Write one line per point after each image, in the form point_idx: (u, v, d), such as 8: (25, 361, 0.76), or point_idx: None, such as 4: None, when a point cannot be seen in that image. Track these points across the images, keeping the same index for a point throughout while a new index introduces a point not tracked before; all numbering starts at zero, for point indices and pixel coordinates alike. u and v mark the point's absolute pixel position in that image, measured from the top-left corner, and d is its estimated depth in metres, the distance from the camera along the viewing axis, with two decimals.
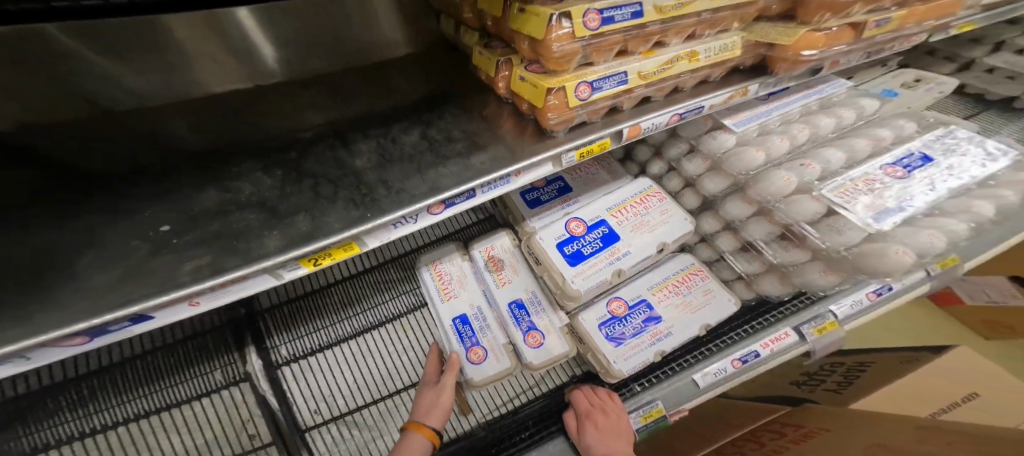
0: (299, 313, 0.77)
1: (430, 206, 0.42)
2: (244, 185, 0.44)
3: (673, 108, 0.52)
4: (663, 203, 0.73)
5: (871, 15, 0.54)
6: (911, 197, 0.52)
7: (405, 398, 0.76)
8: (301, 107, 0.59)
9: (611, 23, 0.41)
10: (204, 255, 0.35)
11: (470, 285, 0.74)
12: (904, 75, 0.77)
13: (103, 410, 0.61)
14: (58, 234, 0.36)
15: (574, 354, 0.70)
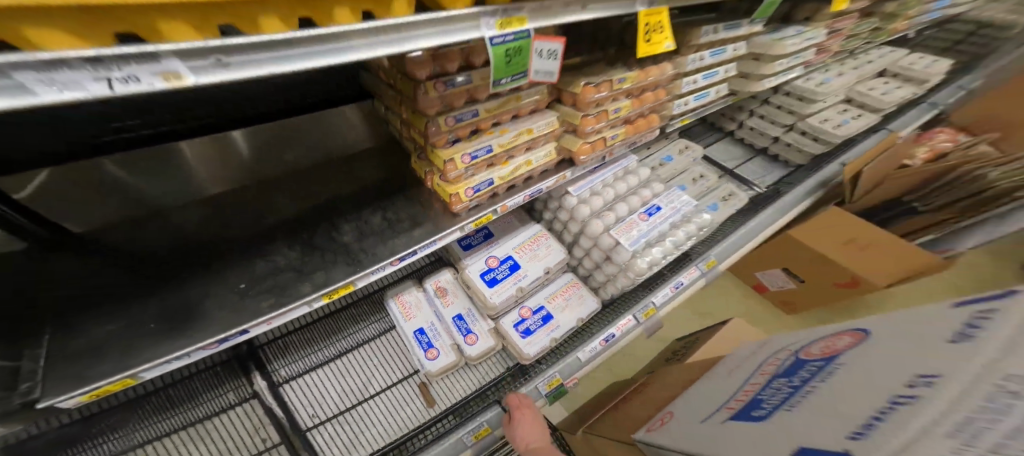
0: (293, 343, 0.98)
1: (390, 262, 0.77)
2: (277, 256, 0.76)
3: (525, 191, 0.91)
4: (548, 240, 1.12)
5: (609, 130, 0.96)
6: (648, 230, 0.99)
7: (383, 399, 0.98)
8: (300, 195, 0.90)
9: (477, 158, 0.79)
10: (271, 298, 0.68)
11: (425, 309, 1.05)
12: (678, 145, 1.29)
13: (136, 432, 0.77)
14: (186, 294, 0.67)
15: (499, 346, 1.03)
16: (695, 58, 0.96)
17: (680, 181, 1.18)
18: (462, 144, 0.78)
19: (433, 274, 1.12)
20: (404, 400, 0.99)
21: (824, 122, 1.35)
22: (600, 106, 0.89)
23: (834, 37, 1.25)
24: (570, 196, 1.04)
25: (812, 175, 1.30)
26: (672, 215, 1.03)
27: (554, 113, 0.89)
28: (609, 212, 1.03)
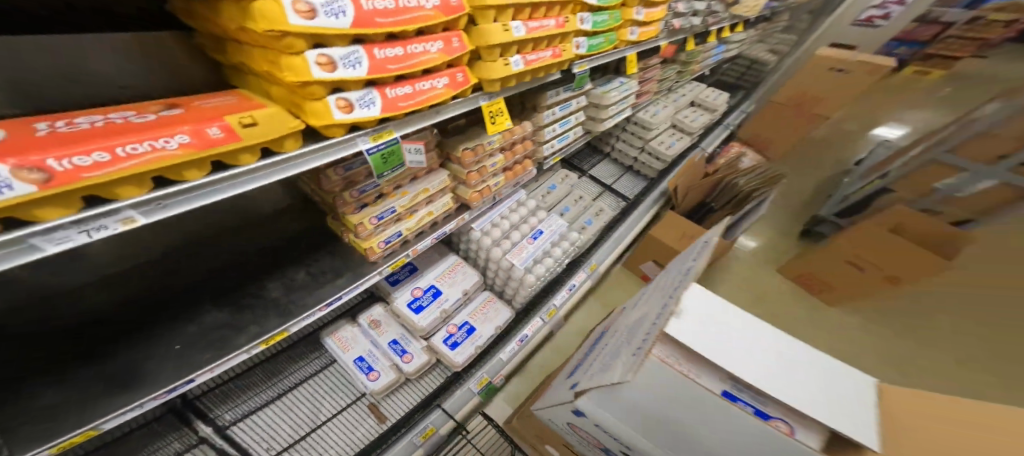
0: (233, 389, 0.98)
1: (318, 308, 0.88)
2: (205, 317, 0.80)
3: (430, 235, 1.13)
4: (463, 268, 1.30)
5: (492, 178, 1.23)
6: (535, 250, 1.28)
7: (336, 422, 1.02)
8: (220, 259, 0.93)
9: (383, 218, 0.98)
10: (208, 353, 0.73)
11: (361, 340, 1.14)
12: (561, 175, 1.65)
13: None
14: (108, 364, 0.66)
15: (433, 360, 1.18)
16: (547, 112, 1.27)
17: (558, 207, 1.52)
18: (368, 210, 0.95)
19: (365, 310, 1.21)
20: (356, 422, 1.04)
21: (660, 145, 1.93)
22: (480, 162, 1.15)
23: (647, 81, 1.71)
24: (473, 229, 1.29)
25: (657, 186, 1.87)
26: (551, 236, 1.33)
27: (444, 172, 1.11)
28: (507, 239, 1.30)
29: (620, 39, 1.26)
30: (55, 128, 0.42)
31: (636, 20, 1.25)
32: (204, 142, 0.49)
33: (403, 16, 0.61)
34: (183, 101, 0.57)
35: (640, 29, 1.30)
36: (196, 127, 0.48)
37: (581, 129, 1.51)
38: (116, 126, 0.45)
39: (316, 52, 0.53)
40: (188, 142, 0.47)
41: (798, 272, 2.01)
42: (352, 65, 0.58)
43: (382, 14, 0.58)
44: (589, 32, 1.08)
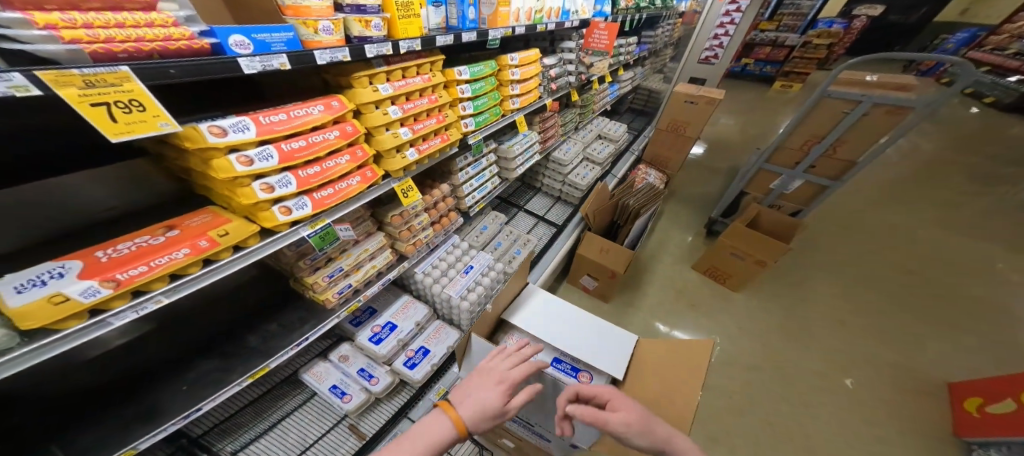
0: (227, 429, 1.14)
1: (289, 349, 1.14)
2: (197, 368, 1.02)
3: (377, 283, 1.42)
4: (412, 304, 1.56)
5: (423, 230, 1.57)
6: (467, 281, 1.59)
7: (321, 443, 1.19)
8: (198, 324, 1.15)
9: (333, 276, 1.25)
10: (206, 393, 0.97)
11: (334, 373, 1.33)
12: (491, 216, 2.02)
13: None
14: (127, 410, 0.90)
15: (396, 379, 1.37)
16: (460, 173, 1.63)
17: (487, 245, 1.88)
18: (320, 271, 1.23)
19: (334, 348, 1.42)
20: (339, 441, 1.22)
21: (577, 177, 2.34)
22: (409, 221, 1.48)
23: (549, 129, 2.11)
24: (415, 274, 1.60)
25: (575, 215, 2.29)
26: (480, 269, 1.66)
27: (380, 234, 1.42)
28: (444, 276, 1.62)
29: (505, 108, 1.66)
30: (108, 253, 0.72)
31: (513, 94, 1.65)
32: (198, 250, 0.79)
33: (313, 148, 0.96)
34: (178, 221, 0.85)
35: (519, 98, 1.70)
36: (192, 243, 0.79)
37: (498, 177, 1.88)
38: (143, 247, 0.74)
39: (259, 184, 0.87)
40: (189, 252, 0.77)
41: (705, 266, 2.59)
42: (284, 185, 0.92)
43: (295, 150, 0.93)
44: (472, 114, 1.50)
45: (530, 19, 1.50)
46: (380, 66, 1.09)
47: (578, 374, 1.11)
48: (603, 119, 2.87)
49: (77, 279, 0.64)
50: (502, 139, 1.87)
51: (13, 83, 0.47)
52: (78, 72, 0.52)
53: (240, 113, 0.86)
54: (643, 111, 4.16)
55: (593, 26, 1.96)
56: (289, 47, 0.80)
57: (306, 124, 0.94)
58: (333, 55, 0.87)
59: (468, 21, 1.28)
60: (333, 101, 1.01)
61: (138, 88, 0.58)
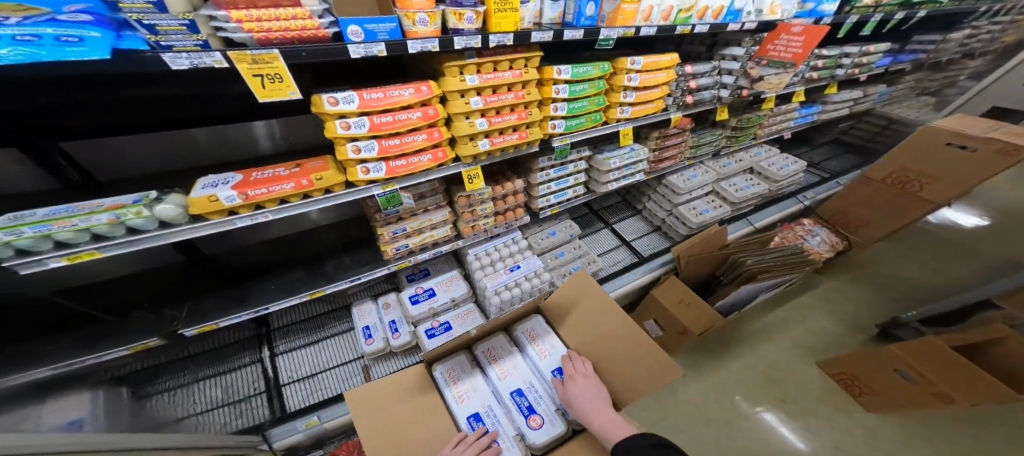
0: (286, 333, 1.61)
1: (345, 282, 1.44)
2: (287, 276, 1.44)
3: (432, 251, 1.61)
4: (452, 281, 1.72)
5: (485, 219, 1.64)
6: (504, 279, 1.64)
7: (331, 373, 1.53)
8: (311, 242, 1.60)
9: (396, 233, 1.45)
10: (279, 296, 1.34)
11: (370, 315, 1.66)
12: (564, 224, 2.00)
13: (187, 376, 1.40)
14: (240, 292, 1.35)
15: (412, 340, 1.61)
16: (539, 173, 1.57)
17: (544, 251, 1.88)
18: (389, 226, 1.45)
19: (384, 294, 1.76)
20: (348, 375, 1.53)
21: (689, 211, 2.03)
22: (475, 207, 1.57)
23: (668, 148, 1.79)
24: (469, 254, 1.72)
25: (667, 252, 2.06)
26: (524, 272, 1.67)
27: (447, 210, 1.55)
28: (492, 267, 1.71)
29: (610, 116, 1.48)
30: (256, 175, 1.04)
31: (625, 102, 1.45)
32: (301, 187, 1.04)
33: (397, 124, 1.08)
34: (304, 161, 1.13)
35: (632, 107, 1.49)
36: (297, 180, 1.03)
37: (581, 187, 1.74)
38: (275, 175, 1.03)
39: (350, 146, 1.05)
40: (292, 187, 1.03)
41: (835, 369, 1.98)
42: (368, 150, 1.08)
43: (384, 124, 1.06)
44: (565, 116, 1.39)
45: (668, 19, 1.25)
46: (471, 58, 1.10)
47: (529, 416, 1.19)
48: (766, 148, 2.27)
49: (228, 188, 0.95)
50: (602, 149, 1.69)
51: (214, 59, 0.70)
52: (249, 52, 0.72)
53: (354, 88, 1.04)
54: (863, 146, 2.91)
55: (781, 30, 1.53)
56: (391, 37, 0.88)
57: (396, 103, 1.05)
58: (423, 45, 0.92)
59: (584, 19, 1.10)
60: (423, 86, 1.09)
61: (282, 67, 0.78)
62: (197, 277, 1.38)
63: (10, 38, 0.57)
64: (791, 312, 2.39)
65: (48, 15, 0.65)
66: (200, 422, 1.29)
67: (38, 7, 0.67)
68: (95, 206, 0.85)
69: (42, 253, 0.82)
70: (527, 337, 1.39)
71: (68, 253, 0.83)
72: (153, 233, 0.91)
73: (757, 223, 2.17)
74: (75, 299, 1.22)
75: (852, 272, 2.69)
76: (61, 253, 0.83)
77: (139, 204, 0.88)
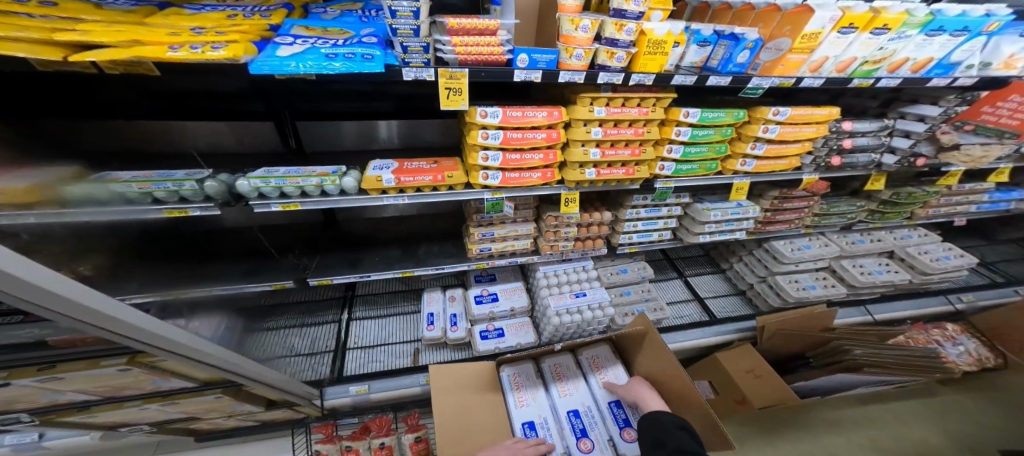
0: (364, 302, 1.89)
1: (431, 269, 1.54)
2: (387, 251, 1.58)
3: (509, 259, 1.65)
4: (515, 293, 1.78)
5: (564, 243, 1.64)
6: (567, 304, 1.62)
7: (388, 348, 1.70)
8: (410, 226, 1.76)
9: (484, 237, 1.53)
10: (379, 268, 1.48)
11: (437, 304, 1.81)
12: (637, 264, 1.93)
13: (284, 321, 1.74)
14: (349, 255, 1.52)
15: (468, 336, 1.70)
16: (630, 209, 1.54)
17: (613, 285, 1.84)
18: (481, 228, 1.52)
19: (453, 288, 1.92)
20: (402, 354, 1.68)
21: (789, 283, 1.79)
22: (562, 229, 1.58)
23: (788, 204, 1.58)
24: (540, 271, 1.74)
25: (750, 319, 1.84)
26: (590, 301, 1.64)
27: (533, 225, 1.58)
28: (558, 288, 1.70)
29: (727, 167, 1.33)
30: (408, 164, 1.10)
31: (750, 154, 1.29)
32: (438, 181, 1.09)
33: (523, 141, 1.09)
34: (440, 158, 1.19)
35: (757, 161, 1.31)
36: (435, 175, 1.08)
37: (669, 232, 1.66)
38: (420, 167, 1.09)
39: (481, 153, 1.09)
40: (431, 179, 1.08)
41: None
42: (493, 159, 1.11)
43: (513, 139, 1.09)
44: (677, 159, 1.28)
45: (845, 71, 1.07)
46: (605, 92, 1.08)
47: (580, 438, 1.15)
48: (920, 231, 1.89)
49: (390, 172, 1.03)
50: (703, 198, 1.59)
51: (429, 74, 0.74)
52: (450, 69, 0.76)
53: (499, 104, 1.09)
54: None
55: (1013, 90, 1.24)
56: (548, 66, 0.87)
57: (530, 123, 1.07)
58: (571, 77, 0.91)
59: (733, 65, 1.01)
60: (556, 110, 1.09)
61: (467, 83, 0.79)
62: (319, 235, 1.60)
63: (341, 55, 0.65)
64: (899, 420, 1.96)
65: (354, 36, 0.73)
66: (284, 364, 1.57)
67: (347, 30, 0.77)
68: (312, 170, 0.99)
69: (270, 199, 0.97)
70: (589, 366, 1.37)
71: (284, 202, 0.98)
72: (335, 198, 1.01)
73: (877, 315, 1.81)
74: (234, 233, 1.51)
75: (1006, 401, 2.09)
76: (280, 202, 0.97)
77: (335, 175, 0.99)
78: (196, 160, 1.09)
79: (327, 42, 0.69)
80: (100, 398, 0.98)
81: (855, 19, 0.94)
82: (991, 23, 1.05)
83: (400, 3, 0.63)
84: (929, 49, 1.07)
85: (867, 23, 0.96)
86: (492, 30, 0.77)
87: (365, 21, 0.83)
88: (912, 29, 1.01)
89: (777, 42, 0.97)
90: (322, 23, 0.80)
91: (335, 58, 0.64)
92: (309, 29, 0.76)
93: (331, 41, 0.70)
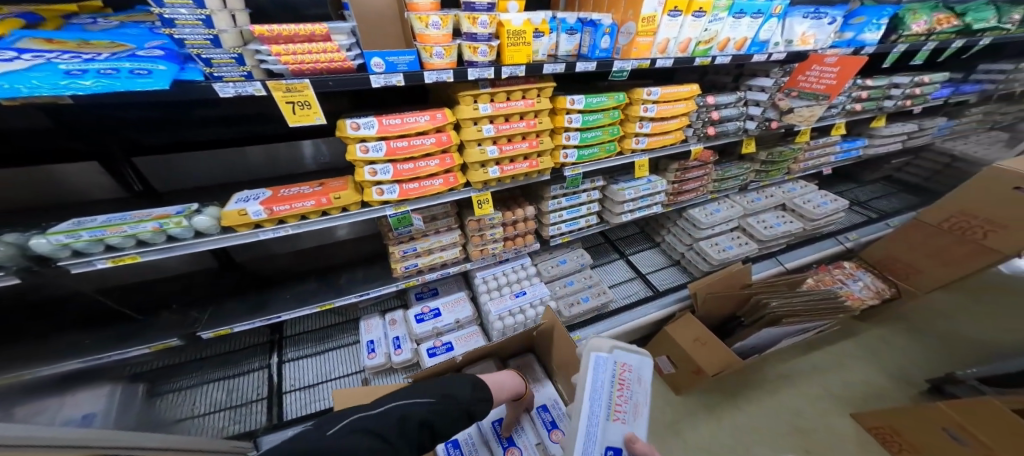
0: (297, 340, 1.76)
1: (355, 296, 1.46)
2: (302, 285, 1.49)
3: (439, 271, 1.61)
4: (457, 303, 1.74)
5: (494, 245, 1.64)
6: (508, 305, 1.62)
7: (330, 385, 1.58)
8: (328, 254, 1.67)
9: (407, 252, 1.48)
10: (292, 305, 1.38)
11: (376, 330, 1.72)
12: (575, 253, 1.97)
13: (196, 379, 1.55)
14: (254, 298, 1.41)
15: (414, 358, 1.63)
16: (551, 201, 1.56)
17: (553, 278, 1.85)
18: (401, 244, 1.47)
19: (393, 310, 1.84)
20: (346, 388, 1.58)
21: (711, 248, 1.91)
22: (486, 230, 1.57)
23: (693, 174, 1.70)
24: (477, 277, 1.72)
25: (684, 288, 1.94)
26: (529, 298, 1.65)
27: (457, 232, 1.56)
28: (498, 290, 1.69)
29: (624, 147, 1.40)
30: (284, 192, 1.05)
31: (641, 133, 1.37)
32: (320, 205, 1.04)
33: (412, 149, 1.07)
34: (328, 180, 1.14)
35: (649, 138, 1.40)
36: (317, 198, 1.03)
37: (594, 217, 1.71)
38: (300, 193, 1.04)
39: (367, 168, 1.06)
40: (311, 205, 1.03)
41: (873, 422, 1.79)
42: (383, 173, 1.08)
43: (399, 149, 1.06)
44: (577, 145, 1.33)
45: (687, 51, 1.16)
46: (485, 88, 1.09)
47: (508, 448, 1.12)
48: (801, 184, 2.12)
49: (257, 203, 0.97)
50: (617, 179, 1.67)
51: (254, 87, 0.73)
52: (284, 82, 0.74)
53: (377, 114, 1.06)
54: (923, 186, 2.63)
55: (814, 61, 1.42)
56: (410, 68, 0.87)
57: (412, 129, 1.05)
58: (439, 76, 0.91)
59: (598, 51, 1.06)
60: (439, 113, 1.09)
61: (313, 96, 0.78)
62: (217, 282, 1.46)
63: (93, 72, 0.59)
64: (824, 355, 2.17)
65: (130, 50, 0.66)
66: (202, 425, 1.40)
67: (125, 43, 0.68)
68: (145, 215, 0.90)
69: (92, 255, 0.86)
70: (616, 377, 0.87)
71: (113, 256, 0.87)
72: (187, 242, 0.93)
73: (788, 264, 1.99)
74: (106, 296, 1.32)
75: (898, 319, 2.41)
76: (107, 256, 0.86)
77: (179, 216, 0.91)
78: (20, 219, 0.93)
79: (76, 57, 0.61)
80: None
81: (678, 3, 1.04)
82: (776, 6, 1.21)
83: (178, 9, 0.60)
84: (741, 29, 1.20)
85: (686, 7, 1.07)
86: (324, 35, 0.75)
87: (154, 32, 0.74)
88: (722, 12, 1.13)
89: (626, 26, 1.05)
90: (82, 35, 0.70)
91: (83, 75, 0.58)
92: (52, 42, 0.65)
93: (84, 56, 0.62)
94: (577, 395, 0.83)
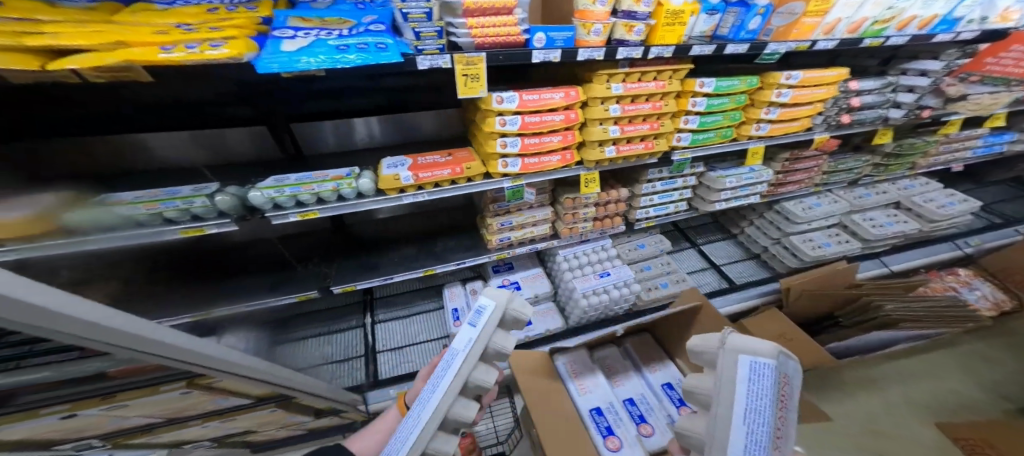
0: (384, 303, 1.91)
1: (452, 264, 1.56)
2: (406, 251, 1.61)
3: (528, 246, 1.67)
4: (537, 278, 1.80)
5: (583, 224, 1.66)
6: (591, 284, 1.64)
7: (419, 347, 1.73)
8: (424, 224, 1.78)
9: (503, 225, 1.54)
10: (401, 268, 1.51)
11: (459, 299, 1.83)
12: (654, 239, 1.95)
13: (306, 330, 1.75)
14: (369, 259, 1.55)
15: None
16: (646, 184, 1.56)
17: (632, 261, 1.87)
18: (498, 217, 1.54)
19: (472, 281, 1.94)
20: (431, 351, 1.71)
21: (805, 244, 1.81)
22: (577, 209, 1.60)
23: (800, 162, 1.61)
24: (560, 254, 1.76)
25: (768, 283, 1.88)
26: (613, 279, 1.67)
27: (549, 209, 1.61)
28: (581, 270, 1.72)
29: (742, 133, 1.36)
30: (422, 160, 1.13)
31: (764, 119, 1.32)
32: (456, 173, 1.11)
33: (542, 125, 1.12)
34: (454, 151, 1.21)
35: (771, 124, 1.35)
36: (453, 168, 1.11)
37: (684, 204, 1.68)
38: (436, 162, 1.12)
39: (500, 141, 1.11)
40: (445, 173, 1.10)
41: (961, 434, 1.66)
42: (512, 146, 1.13)
43: (531, 124, 1.11)
44: (693, 129, 1.30)
45: (856, 32, 1.11)
46: (622, 68, 1.11)
47: (640, 423, 1.16)
48: (922, 181, 1.95)
49: (406, 169, 1.05)
50: (717, 166, 1.62)
51: (442, 60, 0.78)
52: (466, 55, 0.79)
53: (514, 89, 1.10)
54: None
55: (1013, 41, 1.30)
56: (566, 44, 0.89)
57: (548, 105, 1.09)
58: (590, 54, 0.92)
59: (744, 32, 1.02)
60: (572, 90, 1.11)
61: (483, 68, 0.83)
62: (333, 241, 1.62)
63: (353, 46, 0.67)
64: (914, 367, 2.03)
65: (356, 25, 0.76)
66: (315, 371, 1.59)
67: (348, 18, 0.77)
68: (325, 175, 0.99)
69: (287, 209, 0.97)
70: (779, 393, 0.58)
71: (302, 211, 0.97)
72: (353, 202, 1.02)
73: (894, 266, 1.86)
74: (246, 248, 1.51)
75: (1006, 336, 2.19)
76: (297, 210, 0.97)
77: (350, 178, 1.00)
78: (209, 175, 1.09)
79: (331, 33, 0.70)
80: (162, 421, 0.94)
81: None
82: None
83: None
84: (935, 6, 1.13)
85: None
86: (508, 8, 0.82)
87: (359, 8, 0.84)
88: None
89: (787, 7, 1.01)
90: (316, 13, 0.79)
91: (347, 49, 0.66)
92: (305, 21, 0.75)
93: (333, 31, 0.72)
94: (721, 416, 0.59)
